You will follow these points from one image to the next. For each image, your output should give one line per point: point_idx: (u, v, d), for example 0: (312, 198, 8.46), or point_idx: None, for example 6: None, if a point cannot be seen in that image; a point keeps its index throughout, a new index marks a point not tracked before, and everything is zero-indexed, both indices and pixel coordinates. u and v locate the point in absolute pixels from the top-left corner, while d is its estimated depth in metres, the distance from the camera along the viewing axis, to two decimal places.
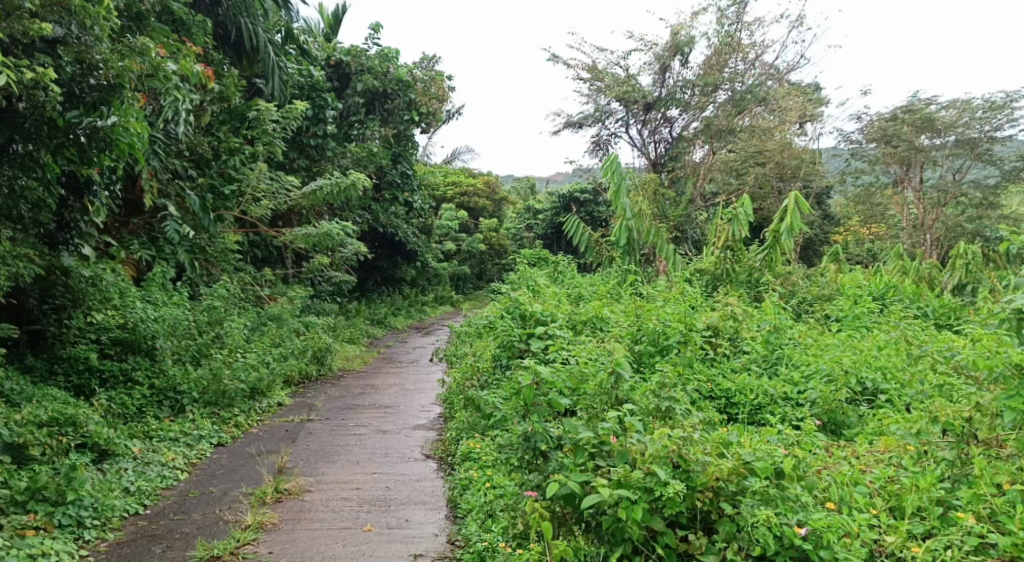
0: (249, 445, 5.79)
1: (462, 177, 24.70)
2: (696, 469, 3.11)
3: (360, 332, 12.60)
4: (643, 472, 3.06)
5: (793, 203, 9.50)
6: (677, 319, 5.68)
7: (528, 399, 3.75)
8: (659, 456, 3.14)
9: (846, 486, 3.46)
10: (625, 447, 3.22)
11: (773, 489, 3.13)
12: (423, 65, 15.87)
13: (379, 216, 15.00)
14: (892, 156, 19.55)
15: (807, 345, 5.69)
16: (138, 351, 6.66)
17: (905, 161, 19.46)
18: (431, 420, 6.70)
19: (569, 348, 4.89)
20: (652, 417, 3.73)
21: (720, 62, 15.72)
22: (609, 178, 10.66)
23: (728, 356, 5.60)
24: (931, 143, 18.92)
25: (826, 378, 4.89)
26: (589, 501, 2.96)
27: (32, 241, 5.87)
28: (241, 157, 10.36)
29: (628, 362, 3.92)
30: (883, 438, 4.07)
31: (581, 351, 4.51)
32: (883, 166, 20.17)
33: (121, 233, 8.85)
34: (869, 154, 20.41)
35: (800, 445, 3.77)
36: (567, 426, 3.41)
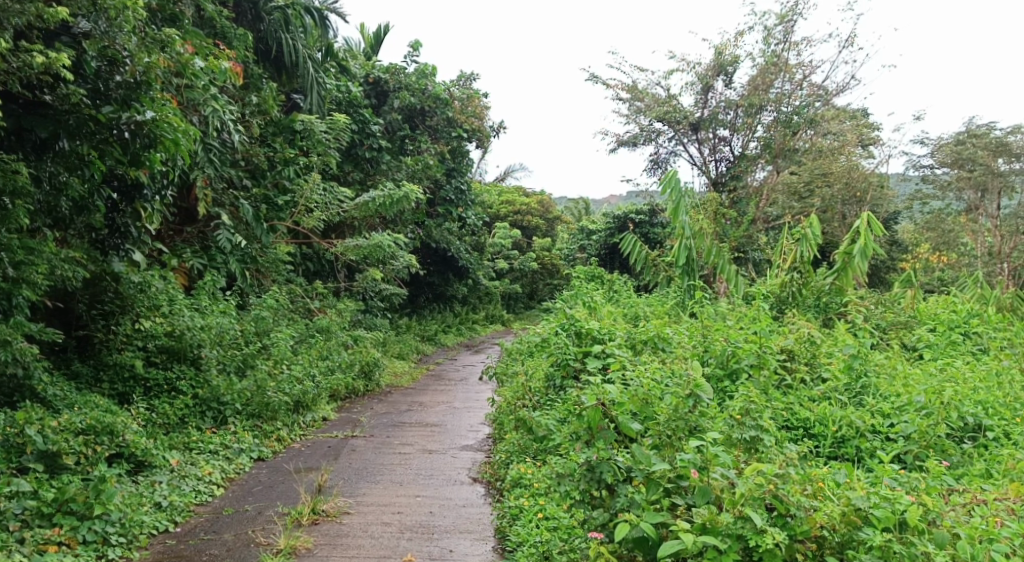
0: (289, 461, 5.53)
1: (516, 196, 24.53)
2: (796, 515, 2.77)
3: (410, 348, 12.39)
4: (733, 516, 2.72)
5: (866, 223, 8.95)
6: (746, 341, 5.28)
7: (593, 424, 3.34)
8: (754, 497, 2.80)
9: (979, 544, 2.82)
10: (707, 484, 2.89)
11: (898, 546, 2.72)
12: (460, 83, 15.76)
13: (432, 231, 14.85)
14: (968, 181, 18.68)
15: (896, 373, 5.17)
16: (183, 359, 6.51)
17: (980, 186, 18.60)
18: (480, 441, 6.37)
19: (638, 367, 4.52)
20: (734, 449, 3.31)
21: (764, 82, 15.21)
22: (668, 195, 10.20)
23: (805, 383, 5.14)
24: (1009, 168, 18.17)
25: (923, 413, 4.39)
26: (668, 548, 2.60)
27: (83, 246, 5.94)
28: (296, 167, 10.33)
29: (708, 384, 3.60)
30: (1012, 485, 3.45)
31: (644, 373, 4.14)
32: (955, 192, 19.24)
33: (174, 241, 8.79)
34: (940, 180, 19.55)
35: (922, 487, 3.30)
36: (637, 454, 3.03)
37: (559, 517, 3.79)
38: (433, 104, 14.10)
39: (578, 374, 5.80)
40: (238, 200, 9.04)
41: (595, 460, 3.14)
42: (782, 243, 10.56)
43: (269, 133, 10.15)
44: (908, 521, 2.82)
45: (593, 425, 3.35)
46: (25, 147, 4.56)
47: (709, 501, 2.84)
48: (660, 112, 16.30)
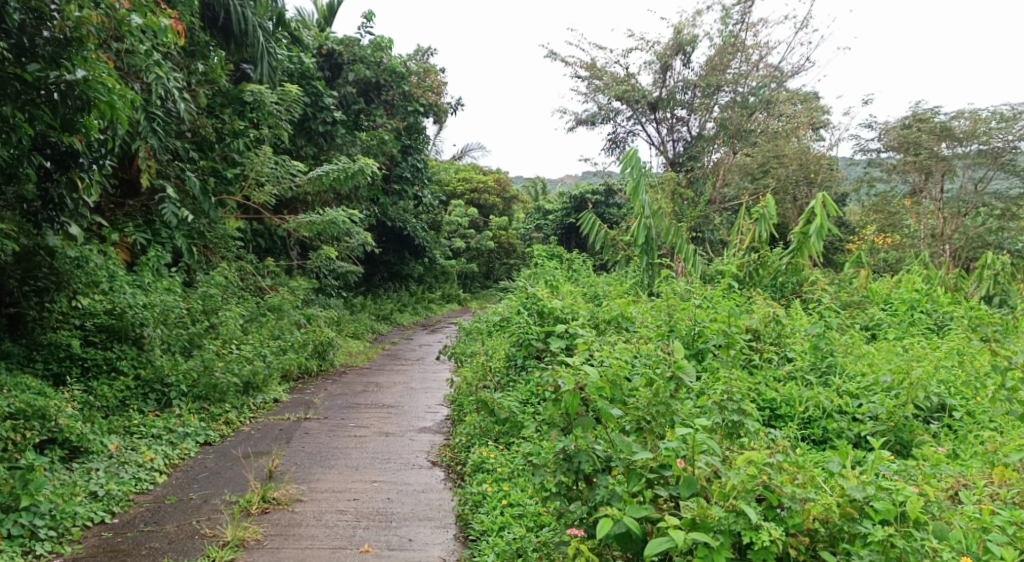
0: (237, 445, 5.26)
1: (473, 174, 24.21)
2: (790, 507, 2.72)
3: (365, 328, 12.10)
4: (726, 510, 2.64)
5: (820, 204, 8.97)
6: (712, 321, 5.20)
7: (570, 409, 3.07)
8: (747, 491, 2.72)
9: (975, 534, 2.85)
10: (692, 474, 2.81)
11: (903, 540, 2.66)
12: (416, 57, 15.36)
13: (387, 208, 14.54)
14: (912, 165, 18.96)
15: (862, 353, 5.15)
16: (124, 339, 6.17)
17: (925, 170, 18.88)
18: (437, 423, 6.18)
19: (610, 348, 4.38)
20: (716, 434, 3.20)
21: (721, 63, 15.24)
22: (629, 174, 10.07)
23: (769, 362, 5.10)
24: (952, 152, 18.41)
25: (892, 393, 4.35)
26: (657, 547, 2.53)
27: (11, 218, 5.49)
28: (246, 140, 9.88)
29: (690, 365, 3.48)
30: (997, 468, 3.46)
31: (613, 355, 4.01)
32: (900, 175, 19.57)
33: (115, 215, 8.34)
34: (886, 163, 19.88)
35: (916, 474, 3.25)
36: (618, 443, 2.92)
37: (526, 504, 3.65)
38: (389, 77, 13.71)
39: (541, 354, 5.67)
40: (184, 171, 8.58)
41: (573, 449, 3.00)
42: (739, 223, 10.57)
43: (217, 104, 9.68)
44: (911, 513, 2.75)
45: (569, 411, 3.07)
46: None
47: (695, 493, 2.77)
48: (618, 91, 16.19)
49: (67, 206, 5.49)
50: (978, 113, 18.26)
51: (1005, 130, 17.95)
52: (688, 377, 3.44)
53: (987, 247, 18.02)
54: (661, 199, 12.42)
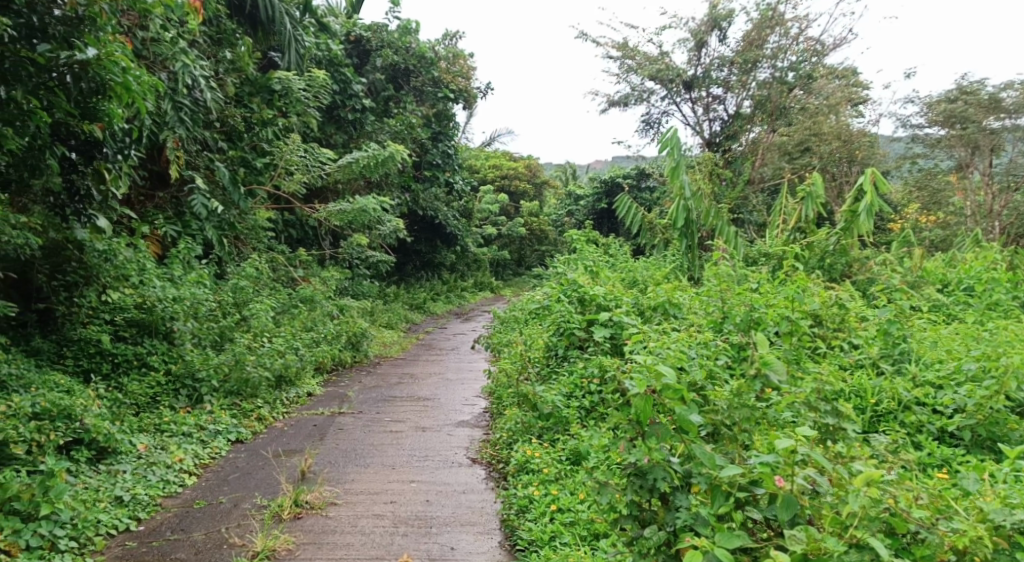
0: (270, 443, 5.07)
1: (503, 161, 23.88)
2: (914, 537, 2.50)
3: (398, 318, 11.90)
4: (848, 545, 2.40)
5: (871, 179, 8.49)
6: (769, 308, 4.85)
7: (645, 419, 2.76)
8: (871, 519, 2.47)
9: None
10: (791, 491, 2.55)
11: None
12: (445, 42, 15.07)
13: (419, 195, 14.31)
14: (959, 139, 18.14)
15: (938, 339, 4.84)
16: (155, 333, 6.03)
17: (972, 144, 18.07)
18: (476, 416, 5.92)
19: (669, 342, 4.08)
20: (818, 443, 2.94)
21: (760, 37, 14.61)
22: (667, 154, 9.66)
23: (831, 351, 4.78)
24: (1000, 124, 17.53)
25: (984, 385, 4.11)
26: None
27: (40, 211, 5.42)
28: (275, 128, 9.71)
29: (779, 362, 3.18)
30: None
31: (669, 351, 3.70)
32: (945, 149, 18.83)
33: (145, 207, 8.22)
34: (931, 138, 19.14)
35: None
36: (699, 456, 2.67)
37: (579, 510, 3.40)
38: (417, 62, 13.45)
39: (583, 344, 5.38)
40: (213, 162, 8.44)
41: (648, 464, 2.76)
42: (782, 203, 10.11)
43: (244, 92, 9.49)
44: None
45: (645, 419, 2.77)
46: None
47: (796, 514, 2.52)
48: (652, 71, 15.73)
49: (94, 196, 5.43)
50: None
51: None
52: (776, 373, 3.19)
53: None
54: (700, 181, 12.00)
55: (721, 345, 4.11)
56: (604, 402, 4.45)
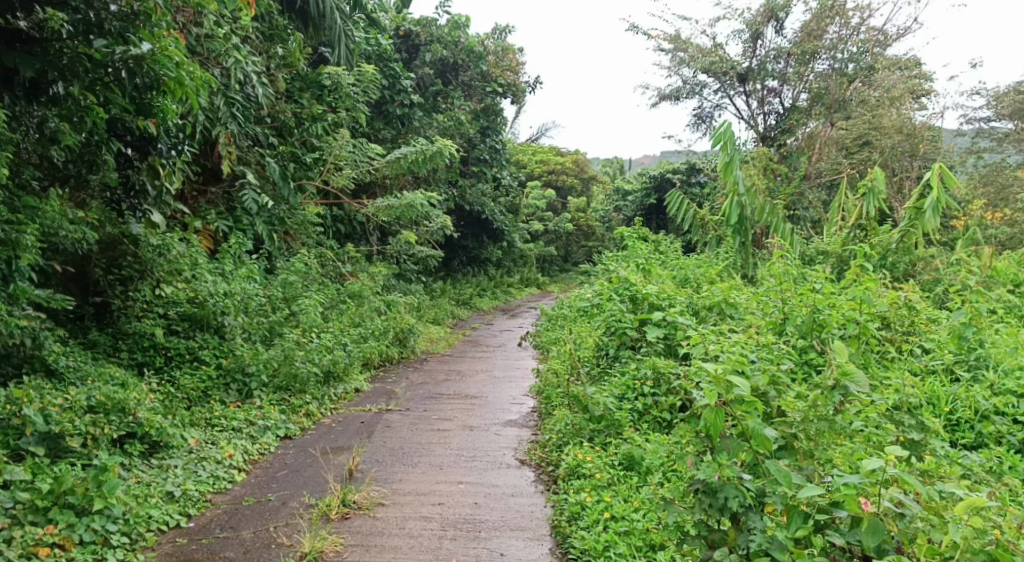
0: (318, 440, 5.06)
1: (550, 156, 23.72)
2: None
3: (445, 314, 11.88)
4: None
5: (939, 175, 8.09)
6: (834, 310, 4.63)
7: (716, 432, 2.69)
8: (974, 552, 2.28)
9: None
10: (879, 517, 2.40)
11: None
12: (494, 37, 14.99)
13: (466, 191, 14.27)
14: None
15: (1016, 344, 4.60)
16: (207, 327, 6.08)
17: None
18: (524, 415, 5.83)
19: (732, 345, 3.90)
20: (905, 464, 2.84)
21: (818, 29, 14.22)
22: (721, 148, 9.42)
23: (900, 356, 4.54)
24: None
25: None
26: None
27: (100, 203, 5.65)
28: (325, 124, 9.75)
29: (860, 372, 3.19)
30: None
31: (731, 356, 3.52)
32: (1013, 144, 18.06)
33: (198, 202, 8.32)
34: (996, 132, 18.39)
35: None
36: (774, 474, 2.61)
37: (633, 519, 3.28)
38: (466, 57, 13.42)
39: (635, 344, 5.22)
40: (264, 157, 8.51)
41: (720, 482, 2.68)
42: (841, 199, 9.75)
43: (295, 88, 9.55)
44: None
45: (716, 432, 2.70)
46: (18, 91, 4.17)
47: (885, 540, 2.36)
48: (705, 63, 15.40)
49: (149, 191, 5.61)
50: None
51: None
52: (857, 384, 3.21)
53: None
54: (754, 175, 11.69)
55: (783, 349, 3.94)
56: (658, 406, 4.31)
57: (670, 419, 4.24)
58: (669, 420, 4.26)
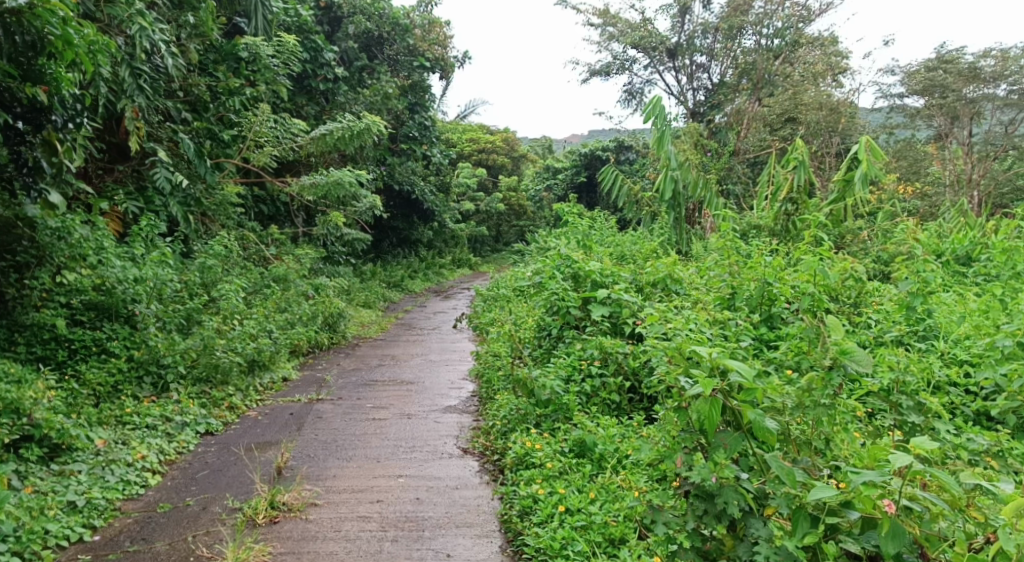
0: (242, 435, 4.68)
1: (480, 134, 23.35)
2: None
3: (376, 296, 11.49)
4: None
5: (867, 148, 8.18)
6: (781, 284, 4.55)
7: (714, 426, 2.51)
8: None
9: None
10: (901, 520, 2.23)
11: None
12: (421, 9, 14.52)
13: (396, 169, 13.81)
14: (939, 108, 18.06)
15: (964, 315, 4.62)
16: (116, 317, 5.59)
17: (950, 114, 18.08)
18: (463, 401, 5.59)
19: (690, 325, 3.73)
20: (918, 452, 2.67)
21: (743, 4, 14.27)
22: (652, 123, 9.34)
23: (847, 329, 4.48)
24: (977, 93, 17.51)
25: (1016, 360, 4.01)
26: None
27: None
28: (243, 98, 9.18)
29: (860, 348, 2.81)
30: None
31: (690, 337, 3.33)
32: (924, 120, 18.80)
33: (104, 181, 7.68)
34: (908, 108, 19.08)
35: None
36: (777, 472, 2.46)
37: (591, 512, 3.09)
38: (392, 30, 12.96)
39: (579, 323, 5.02)
40: (177, 133, 7.92)
41: (717, 484, 2.57)
42: (770, 173, 9.82)
43: (209, 60, 8.94)
44: None
45: (714, 427, 2.51)
46: None
47: (905, 545, 2.22)
48: (634, 38, 15.31)
49: (44, 169, 5.05)
50: (1007, 52, 17.19)
51: None
52: (856, 364, 2.85)
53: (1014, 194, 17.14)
54: (687, 151, 11.68)
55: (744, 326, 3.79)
56: (607, 387, 4.14)
57: (619, 401, 4.11)
58: (618, 403, 4.13)
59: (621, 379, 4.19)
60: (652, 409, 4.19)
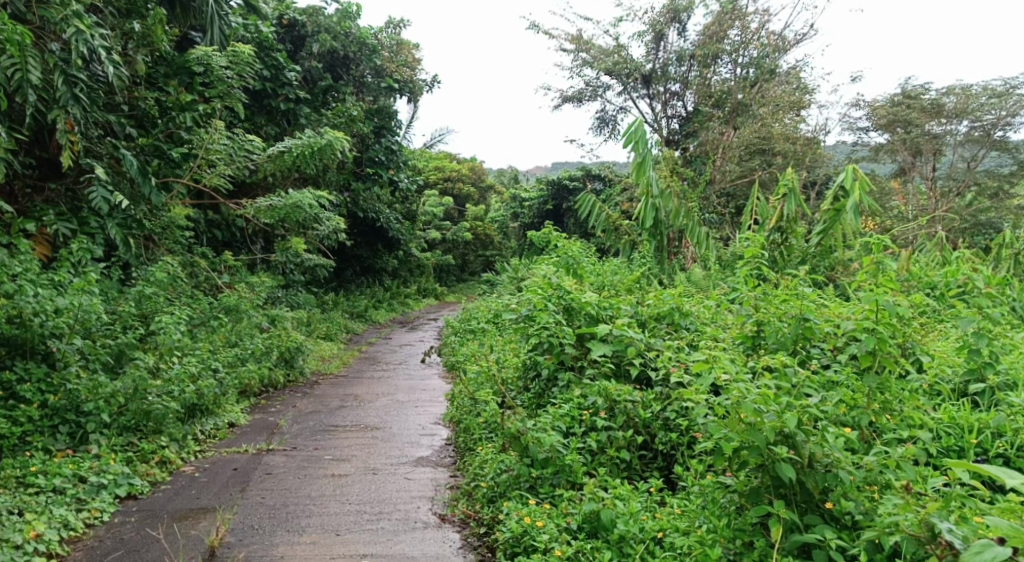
0: (173, 497, 3.92)
1: (446, 162, 22.73)
2: None
3: (338, 328, 10.70)
4: None
5: (854, 175, 7.42)
6: (818, 318, 3.80)
7: None
8: None
9: None
10: None
11: None
12: (388, 30, 13.92)
13: (361, 195, 13.04)
14: (902, 144, 17.95)
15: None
16: (31, 355, 4.77)
17: (914, 149, 18.00)
18: (438, 451, 4.83)
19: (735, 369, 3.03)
20: None
21: (719, 32, 13.90)
22: (632, 148, 8.69)
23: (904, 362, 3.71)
24: (941, 128, 17.47)
25: None
26: None
27: None
28: (195, 114, 8.41)
29: None
30: None
31: (740, 390, 2.71)
32: (888, 154, 18.76)
33: (33, 201, 6.86)
34: (873, 143, 19.00)
35: None
36: None
37: None
38: (359, 50, 12.28)
39: (575, 364, 4.36)
40: (119, 149, 7.09)
41: None
42: (754, 201, 9.19)
43: (159, 72, 8.35)
44: None
45: None
46: None
47: None
48: (608, 64, 14.87)
49: None
50: (969, 88, 17.31)
51: (998, 106, 16.94)
52: None
53: (978, 228, 16.74)
54: (668, 180, 11.13)
55: (803, 375, 3.11)
56: (615, 443, 3.51)
57: (630, 459, 3.49)
58: (628, 462, 3.50)
59: (633, 433, 3.57)
60: (669, 471, 3.55)
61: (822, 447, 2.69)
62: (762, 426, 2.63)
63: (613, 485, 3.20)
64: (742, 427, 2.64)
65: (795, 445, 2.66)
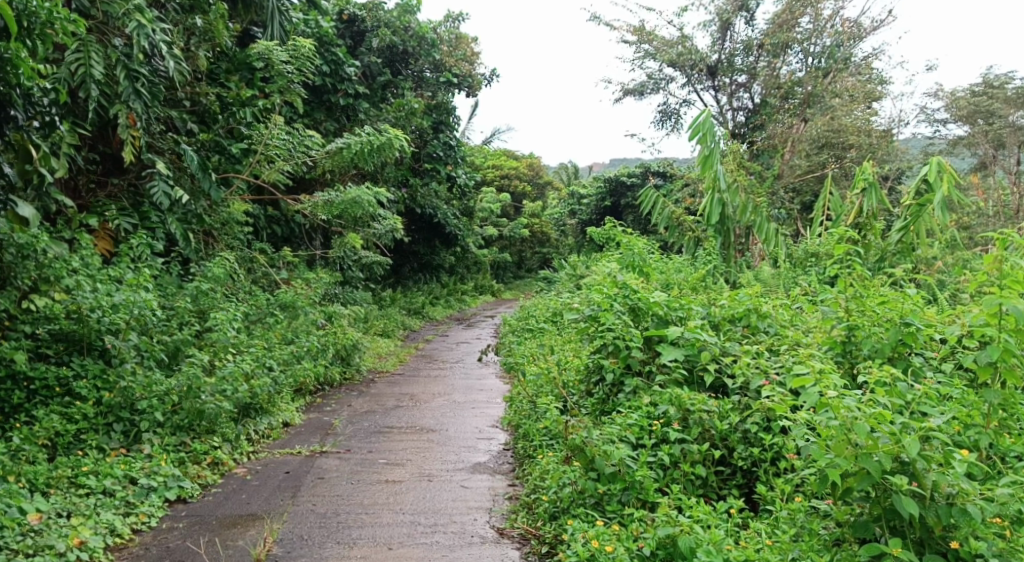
0: (224, 503, 3.79)
1: (503, 159, 22.56)
2: None
3: (395, 325, 10.61)
4: None
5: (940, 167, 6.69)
6: (921, 323, 3.46)
7: None
8: None
9: None
10: None
11: None
12: (447, 24, 13.76)
13: (419, 192, 12.94)
14: (983, 136, 16.94)
15: None
16: (88, 351, 4.72)
17: (996, 142, 17.01)
18: (496, 456, 4.60)
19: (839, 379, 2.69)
20: None
21: (787, 21, 13.28)
22: (699, 141, 8.30)
23: None
24: None
25: None
26: None
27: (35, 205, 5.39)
28: (255, 109, 8.38)
29: None
30: None
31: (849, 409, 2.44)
32: (967, 147, 17.78)
33: (96, 196, 6.90)
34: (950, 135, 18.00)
35: None
36: None
37: None
38: (418, 44, 12.16)
39: (643, 369, 4.05)
40: (179, 144, 7.08)
41: None
42: (827, 195, 8.64)
43: (220, 69, 8.33)
44: None
45: None
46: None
47: None
48: (672, 56, 14.39)
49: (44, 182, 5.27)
50: None
51: None
52: None
53: None
54: (735, 174, 10.66)
55: (919, 394, 2.77)
56: (690, 457, 3.25)
57: (706, 475, 3.23)
58: (704, 478, 3.25)
59: (708, 447, 3.30)
60: (749, 489, 3.31)
61: (947, 476, 2.40)
62: (874, 451, 2.37)
63: (689, 507, 2.93)
64: (851, 452, 2.38)
65: (916, 476, 2.39)
